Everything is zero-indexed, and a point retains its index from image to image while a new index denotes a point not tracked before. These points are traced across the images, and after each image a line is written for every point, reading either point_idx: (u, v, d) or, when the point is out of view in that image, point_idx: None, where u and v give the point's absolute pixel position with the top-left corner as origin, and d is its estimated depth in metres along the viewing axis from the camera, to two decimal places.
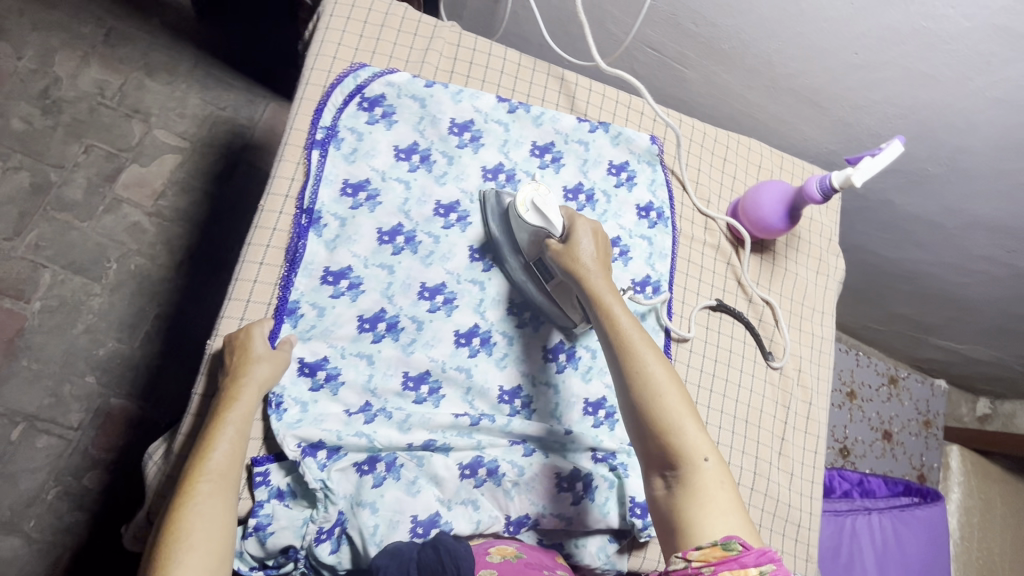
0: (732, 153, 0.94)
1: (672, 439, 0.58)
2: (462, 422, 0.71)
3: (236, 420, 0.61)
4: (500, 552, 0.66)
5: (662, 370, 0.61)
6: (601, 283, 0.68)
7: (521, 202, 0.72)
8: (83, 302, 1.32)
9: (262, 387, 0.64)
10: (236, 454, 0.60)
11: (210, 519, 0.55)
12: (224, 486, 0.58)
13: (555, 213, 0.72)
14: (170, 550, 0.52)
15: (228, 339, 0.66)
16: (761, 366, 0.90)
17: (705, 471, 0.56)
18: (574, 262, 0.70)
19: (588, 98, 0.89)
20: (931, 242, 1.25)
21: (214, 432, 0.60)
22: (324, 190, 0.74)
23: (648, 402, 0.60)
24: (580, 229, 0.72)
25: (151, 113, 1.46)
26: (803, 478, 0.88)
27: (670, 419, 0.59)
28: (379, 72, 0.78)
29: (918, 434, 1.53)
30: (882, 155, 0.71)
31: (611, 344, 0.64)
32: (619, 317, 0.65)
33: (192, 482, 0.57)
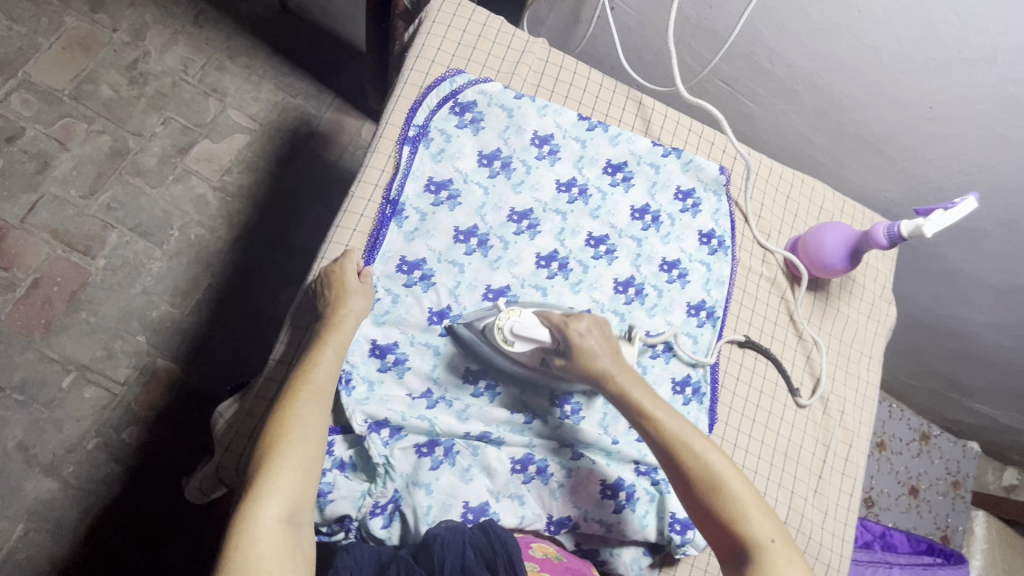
0: (796, 191, 0.96)
1: (737, 527, 0.60)
2: (516, 419, 0.74)
3: (335, 344, 0.68)
4: (541, 548, 0.69)
5: (709, 466, 0.62)
6: (624, 377, 0.67)
7: (504, 338, 0.71)
8: (144, 264, 1.39)
9: (360, 317, 0.70)
10: (334, 372, 0.67)
11: (309, 424, 0.61)
12: (321, 398, 0.64)
13: (540, 328, 0.70)
14: (275, 442, 0.59)
15: (323, 271, 0.72)
16: (790, 406, 0.90)
17: (774, 552, 0.59)
18: (591, 369, 0.68)
19: (663, 124, 0.92)
20: (979, 301, 1.25)
21: (315, 350, 0.67)
22: (410, 184, 0.79)
23: (707, 495, 0.62)
24: (576, 333, 0.69)
25: (228, 93, 1.53)
26: (837, 519, 0.88)
27: (732, 509, 0.61)
28: (474, 80, 0.83)
29: (946, 494, 1.50)
30: (955, 209, 0.72)
31: (654, 440, 0.65)
32: (654, 419, 0.65)
33: (296, 389, 0.63)
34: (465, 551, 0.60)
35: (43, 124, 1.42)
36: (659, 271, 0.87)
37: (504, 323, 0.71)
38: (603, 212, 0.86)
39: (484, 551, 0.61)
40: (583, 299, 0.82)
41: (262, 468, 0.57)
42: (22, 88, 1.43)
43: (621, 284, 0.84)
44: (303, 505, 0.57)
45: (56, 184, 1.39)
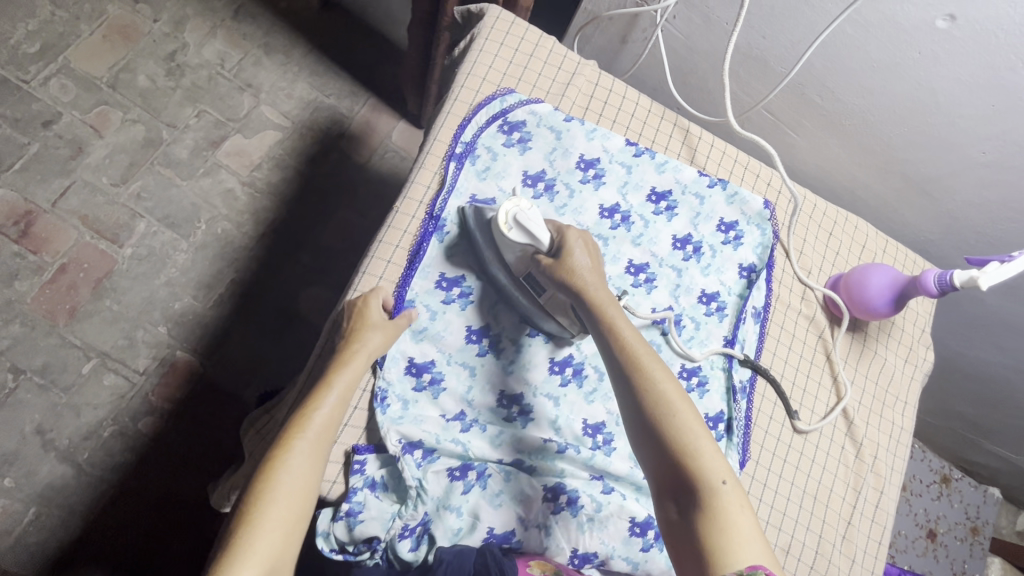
0: (840, 229, 0.95)
1: (685, 461, 0.57)
2: (549, 447, 0.72)
3: (340, 387, 0.64)
4: (540, 565, 0.65)
5: (667, 391, 0.60)
6: (600, 294, 0.67)
7: (504, 220, 0.70)
8: (169, 255, 1.39)
9: (371, 356, 0.67)
10: (334, 418, 0.63)
11: (299, 475, 0.58)
12: (318, 447, 0.61)
13: (540, 227, 0.70)
14: (261, 494, 0.56)
15: (347, 304, 0.71)
16: (784, 425, 0.87)
17: (719, 492, 0.55)
18: (568, 275, 0.68)
19: (708, 153, 0.91)
20: (1011, 346, 1.23)
21: (317, 391, 0.64)
22: (453, 201, 0.78)
23: (658, 422, 0.59)
24: (568, 236, 0.70)
25: (263, 89, 1.53)
26: (864, 566, 0.87)
27: (682, 440, 0.58)
28: (525, 100, 0.82)
29: (964, 539, 1.48)
30: (1013, 262, 0.70)
31: (617, 363, 0.63)
32: (622, 337, 0.64)
33: (292, 436, 0.60)
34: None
35: (80, 110, 1.43)
36: (698, 303, 0.86)
37: (510, 208, 0.70)
38: (645, 240, 0.85)
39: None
40: None
41: (245, 522, 0.54)
42: (62, 73, 1.43)
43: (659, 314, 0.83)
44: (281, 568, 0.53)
45: (88, 171, 1.40)
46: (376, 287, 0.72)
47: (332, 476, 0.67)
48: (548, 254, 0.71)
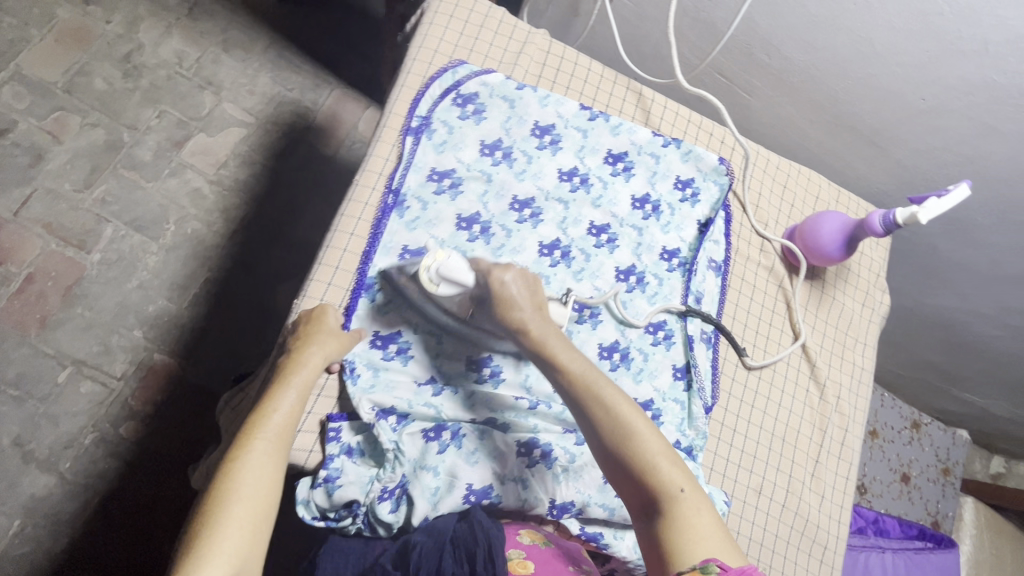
0: (793, 181, 0.98)
1: (645, 475, 0.59)
2: (520, 405, 0.74)
3: (298, 386, 0.64)
4: (530, 534, 0.70)
5: (621, 412, 0.62)
6: (544, 329, 0.68)
7: (427, 279, 0.69)
8: (140, 258, 1.38)
9: (327, 357, 0.67)
10: (294, 417, 0.63)
11: (258, 476, 0.57)
12: (277, 446, 0.60)
13: (462, 269, 0.68)
14: (221, 498, 0.55)
15: (306, 309, 0.71)
16: (735, 365, 0.90)
17: (678, 499, 0.57)
18: (507, 316, 0.69)
19: (662, 115, 0.93)
20: (969, 292, 1.31)
21: (273, 393, 0.64)
22: (412, 175, 0.79)
23: (616, 443, 0.61)
24: (497, 277, 0.69)
25: (224, 87, 1.52)
26: (833, 502, 0.91)
27: (641, 454, 0.60)
28: (476, 71, 0.83)
29: (936, 480, 1.54)
30: (948, 196, 0.74)
31: (566, 392, 0.65)
32: (570, 366, 0.65)
33: (249, 437, 0.60)
34: (442, 552, 0.62)
35: (36, 117, 1.40)
36: (659, 259, 0.88)
37: (430, 263, 0.68)
38: (604, 202, 0.87)
39: (466, 543, 0.62)
40: (585, 287, 0.84)
41: (205, 527, 0.53)
42: (14, 80, 1.41)
43: (623, 272, 0.86)
44: (248, 567, 0.53)
45: (49, 179, 1.38)
46: (327, 305, 0.72)
47: (308, 445, 0.68)
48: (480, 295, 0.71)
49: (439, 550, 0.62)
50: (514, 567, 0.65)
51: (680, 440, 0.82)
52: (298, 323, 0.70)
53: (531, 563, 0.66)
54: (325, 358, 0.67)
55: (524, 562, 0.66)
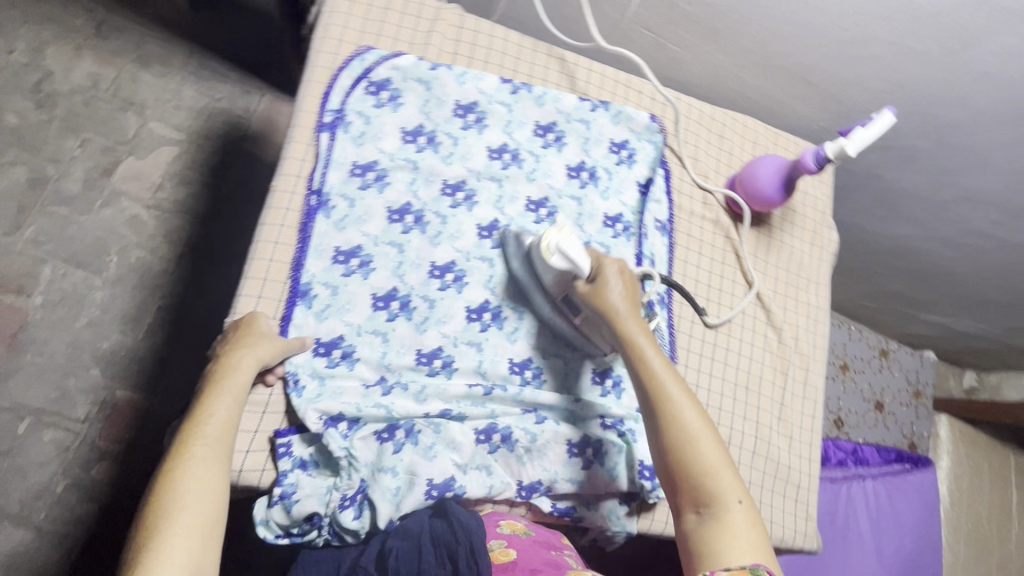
0: (729, 129, 0.97)
1: (704, 482, 0.61)
2: (475, 392, 0.73)
3: (231, 392, 0.64)
4: (510, 525, 0.70)
5: (698, 418, 0.64)
6: (634, 325, 0.70)
7: (545, 247, 0.74)
8: (85, 295, 1.32)
9: (259, 360, 0.65)
10: (229, 422, 0.62)
11: (202, 480, 0.57)
12: (217, 450, 0.60)
13: (581, 254, 0.73)
14: (163, 507, 0.54)
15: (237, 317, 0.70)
16: (695, 324, 0.90)
17: (737, 511, 0.60)
18: (604, 303, 0.72)
19: (588, 78, 0.91)
20: (919, 216, 1.34)
21: (209, 400, 0.63)
22: (333, 172, 0.75)
23: (685, 447, 0.63)
24: (607, 270, 0.73)
25: (147, 105, 1.45)
26: (801, 442, 0.92)
27: (700, 460, 0.62)
28: (385, 55, 0.79)
29: (908, 404, 1.59)
30: (873, 124, 0.75)
31: (642, 388, 0.67)
32: (653, 365, 0.67)
33: (189, 444, 0.59)
34: (420, 550, 0.61)
35: None
36: (603, 227, 0.87)
37: (553, 235, 0.74)
38: (539, 175, 0.85)
39: (448, 542, 0.60)
40: None
41: (148, 537, 0.52)
42: None
43: None
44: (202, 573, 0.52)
45: None
46: (259, 314, 0.70)
47: (260, 464, 0.66)
48: (586, 281, 0.74)
49: (416, 551, 0.61)
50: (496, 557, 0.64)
51: None
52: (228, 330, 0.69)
53: (512, 550, 0.65)
54: (258, 360, 0.65)
55: (506, 550, 0.65)
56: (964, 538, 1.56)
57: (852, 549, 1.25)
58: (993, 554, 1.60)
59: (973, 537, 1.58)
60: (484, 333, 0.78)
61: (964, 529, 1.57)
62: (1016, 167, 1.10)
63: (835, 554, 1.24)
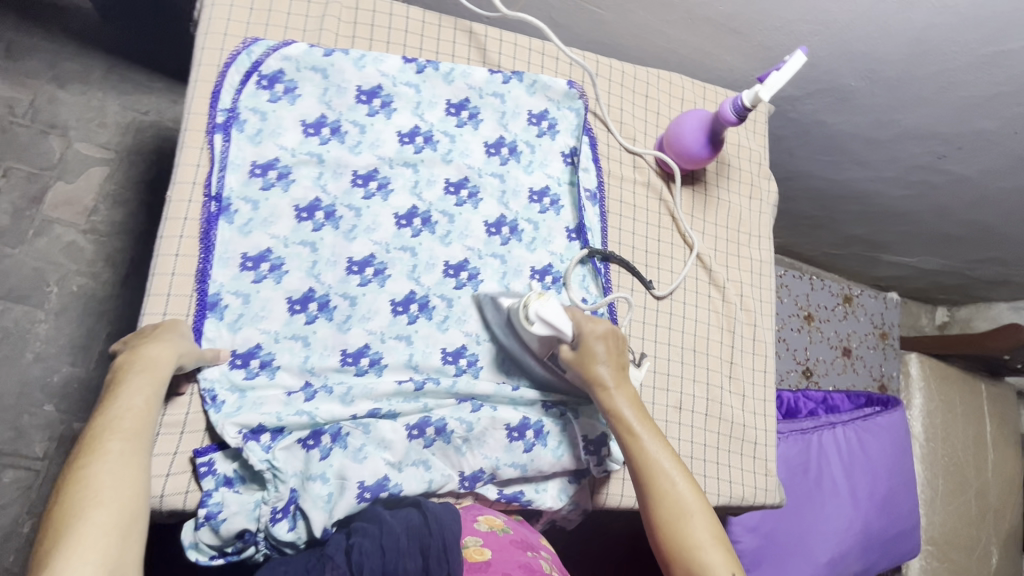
0: (654, 88, 0.94)
1: (694, 555, 0.62)
2: (406, 388, 0.71)
3: (150, 381, 0.58)
4: (487, 521, 0.69)
5: (687, 491, 0.65)
6: (621, 395, 0.70)
7: (525, 314, 0.70)
8: (28, 330, 1.20)
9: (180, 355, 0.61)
10: (149, 414, 0.57)
11: (121, 477, 0.51)
12: (137, 445, 0.54)
13: (563, 319, 0.70)
14: (74, 508, 0.47)
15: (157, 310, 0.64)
16: (641, 294, 0.88)
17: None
18: (590, 374, 0.71)
19: (500, 49, 0.87)
20: (867, 158, 1.33)
21: (120, 393, 0.57)
22: (231, 176, 0.72)
23: (675, 522, 0.63)
24: (592, 335, 0.71)
25: (71, 126, 1.28)
26: (755, 398, 0.92)
27: (691, 533, 0.63)
28: (274, 45, 0.75)
29: (876, 346, 1.60)
30: (785, 67, 0.73)
31: (632, 460, 0.67)
32: (641, 437, 0.68)
33: (100, 440, 0.53)
34: (385, 550, 0.59)
35: None
36: (530, 203, 0.84)
37: (530, 302, 0.70)
38: (455, 155, 0.81)
39: (420, 535, 0.60)
40: (456, 250, 0.80)
41: (58, 539, 0.46)
42: None
43: (493, 225, 0.82)
44: (124, 573, 0.46)
45: None
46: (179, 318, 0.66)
47: (183, 487, 0.64)
48: (571, 345, 0.72)
49: (382, 548, 0.59)
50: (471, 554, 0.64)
51: None
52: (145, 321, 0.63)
53: (488, 548, 0.64)
54: (179, 356, 0.62)
55: (481, 549, 0.64)
56: (942, 472, 1.58)
57: (828, 496, 1.27)
58: (970, 484, 1.62)
59: (950, 470, 1.60)
60: (412, 325, 0.75)
61: (941, 463, 1.59)
62: (951, 98, 1.09)
63: (810, 503, 1.25)
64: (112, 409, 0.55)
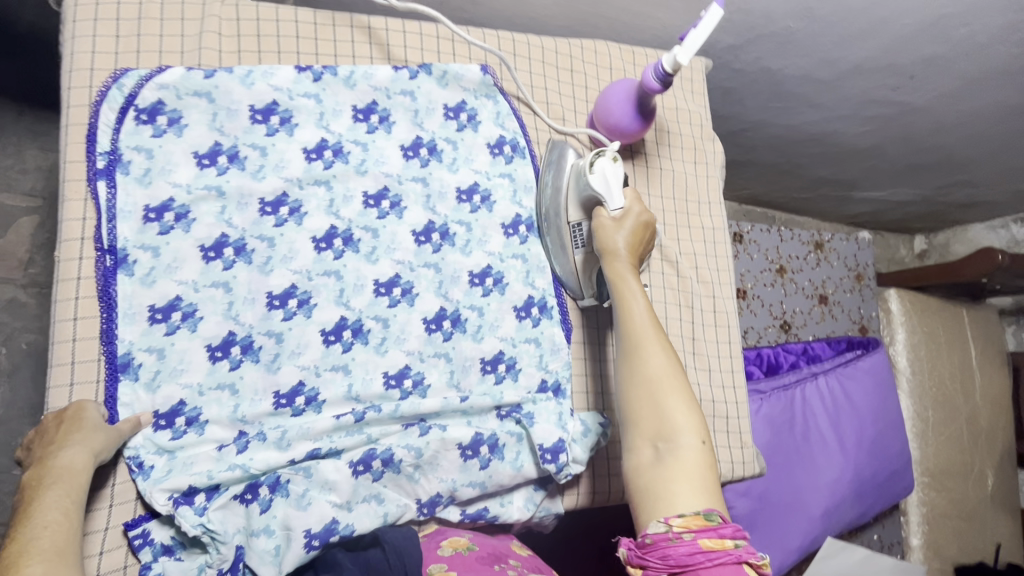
0: (578, 61, 0.89)
1: (665, 415, 0.61)
2: (346, 422, 0.67)
3: (66, 494, 0.55)
4: (452, 544, 0.67)
5: (670, 361, 0.64)
6: (626, 268, 0.70)
7: (590, 166, 0.74)
8: None
9: (98, 454, 0.58)
10: (69, 529, 0.54)
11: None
12: (62, 564, 0.51)
13: (620, 189, 0.73)
14: None
15: (57, 413, 0.60)
16: None
17: (692, 452, 0.59)
18: (602, 241, 0.71)
19: (403, 42, 0.81)
20: (821, 99, 1.27)
21: (33, 513, 0.53)
22: (123, 225, 0.66)
23: (654, 381, 0.63)
24: (634, 207, 0.73)
25: None
26: (722, 371, 0.89)
27: (668, 396, 0.62)
28: (147, 74, 0.68)
29: (852, 289, 1.58)
30: (702, 24, 0.67)
31: (624, 329, 0.67)
32: (633, 301, 0.67)
33: (17, 567, 0.49)
34: None
35: None
36: (458, 203, 0.79)
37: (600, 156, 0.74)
38: (370, 164, 0.76)
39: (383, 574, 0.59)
40: (384, 265, 0.75)
41: None
42: None
43: (421, 233, 0.77)
44: None
45: None
46: (86, 402, 0.62)
47: (119, 562, 0.61)
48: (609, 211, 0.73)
49: None
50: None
51: (546, 379, 0.78)
52: (46, 429, 0.60)
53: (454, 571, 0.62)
54: (97, 456, 0.58)
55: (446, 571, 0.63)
56: (930, 403, 1.58)
57: (815, 447, 1.26)
58: (959, 411, 1.62)
59: (937, 400, 1.59)
60: (348, 353, 0.71)
61: (929, 394, 1.58)
62: (892, 28, 1.04)
63: (797, 458, 1.24)
64: (24, 532, 0.52)
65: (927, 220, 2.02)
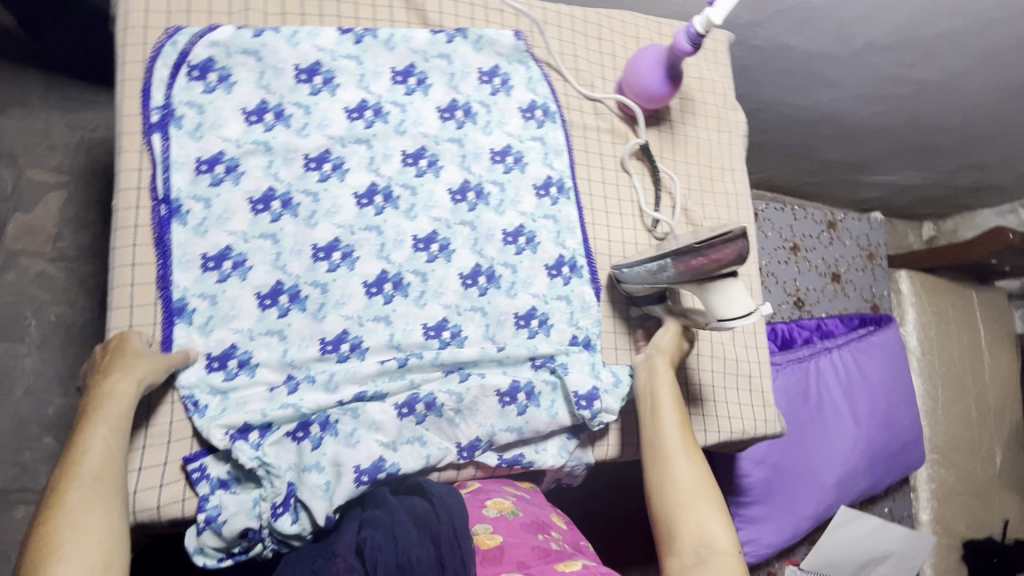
0: (606, 30, 0.91)
1: (702, 524, 0.67)
2: (389, 367, 0.70)
3: (107, 420, 0.58)
4: (497, 505, 0.71)
5: (699, 470, 0.72)
6: (662, 383, 0.76)
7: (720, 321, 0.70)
8: (13, 366, 1.11)
9: (141, 382, 0.61)
10: (113, 453, 0.57)
11: (84, 524, 0.52)
12: (103, 488, 0.55)
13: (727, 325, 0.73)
14: (42, 562, 0.50)
15: (109, 340, 0.63)
16: (643, 233, 0.89)
17: (729, 558, 0.65)
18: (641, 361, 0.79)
19: (440, 8, 0.83)
20: (836, 77, 1.29)
21: (80, 437, 0.57)
22: (177, 176, 0.69)
23: (689, 491, 0.70)
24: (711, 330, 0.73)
25: (17, 153, 1.17)
26: (745, 332, 0.92)
27: (700, 504, 0.69)
28: (199, 32, 0.71)
29: (864, 268, 1.60)
30: None
31: (655, 437, 0.74)
32: (664, 409, 0.74)
33: (62, 490, 0.53)
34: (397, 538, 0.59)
35: None
36: (492, 164, 0.82)
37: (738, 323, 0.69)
38: (408, 125, 0.78)
39: (429, 524, 0.60)
40: (422, 222, 0.77)
41: None
42: None
43: (457, 192, 0.79)
44: None
45: None
46: (132, 333, 0.64)
47: (179, 495, 0.63)
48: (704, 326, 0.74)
49: (394, 538, 0.59)
50: (483, 541, 0.67)
51: (577, 334, 0.81)
52: (101, 355, 0.63)
53: (500, 535, 0.67)
54: (137, 385, 0.60)
55: (492, 534, 0.67)
56: (940, 382, 1.60)
57: (829, 418, 1.29)
58: (968, 390, 1.65)
59: (948, 378, 1.62)
60: (389, 305, 0.74)
61: (939, 373, 1.61)
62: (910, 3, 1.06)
63: (813, 430, 1.27)
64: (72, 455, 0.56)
65: (937, 205, 2.04)
